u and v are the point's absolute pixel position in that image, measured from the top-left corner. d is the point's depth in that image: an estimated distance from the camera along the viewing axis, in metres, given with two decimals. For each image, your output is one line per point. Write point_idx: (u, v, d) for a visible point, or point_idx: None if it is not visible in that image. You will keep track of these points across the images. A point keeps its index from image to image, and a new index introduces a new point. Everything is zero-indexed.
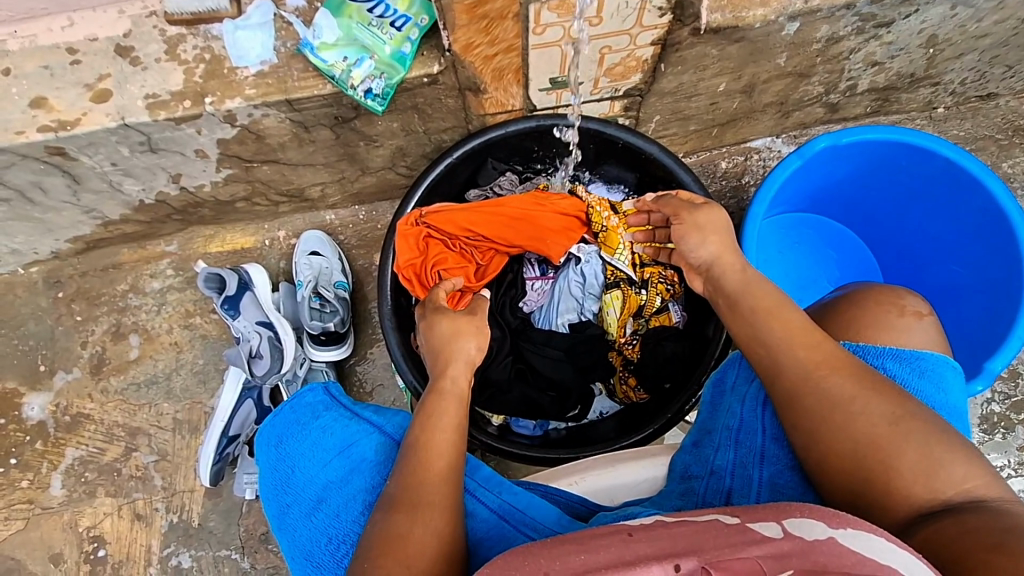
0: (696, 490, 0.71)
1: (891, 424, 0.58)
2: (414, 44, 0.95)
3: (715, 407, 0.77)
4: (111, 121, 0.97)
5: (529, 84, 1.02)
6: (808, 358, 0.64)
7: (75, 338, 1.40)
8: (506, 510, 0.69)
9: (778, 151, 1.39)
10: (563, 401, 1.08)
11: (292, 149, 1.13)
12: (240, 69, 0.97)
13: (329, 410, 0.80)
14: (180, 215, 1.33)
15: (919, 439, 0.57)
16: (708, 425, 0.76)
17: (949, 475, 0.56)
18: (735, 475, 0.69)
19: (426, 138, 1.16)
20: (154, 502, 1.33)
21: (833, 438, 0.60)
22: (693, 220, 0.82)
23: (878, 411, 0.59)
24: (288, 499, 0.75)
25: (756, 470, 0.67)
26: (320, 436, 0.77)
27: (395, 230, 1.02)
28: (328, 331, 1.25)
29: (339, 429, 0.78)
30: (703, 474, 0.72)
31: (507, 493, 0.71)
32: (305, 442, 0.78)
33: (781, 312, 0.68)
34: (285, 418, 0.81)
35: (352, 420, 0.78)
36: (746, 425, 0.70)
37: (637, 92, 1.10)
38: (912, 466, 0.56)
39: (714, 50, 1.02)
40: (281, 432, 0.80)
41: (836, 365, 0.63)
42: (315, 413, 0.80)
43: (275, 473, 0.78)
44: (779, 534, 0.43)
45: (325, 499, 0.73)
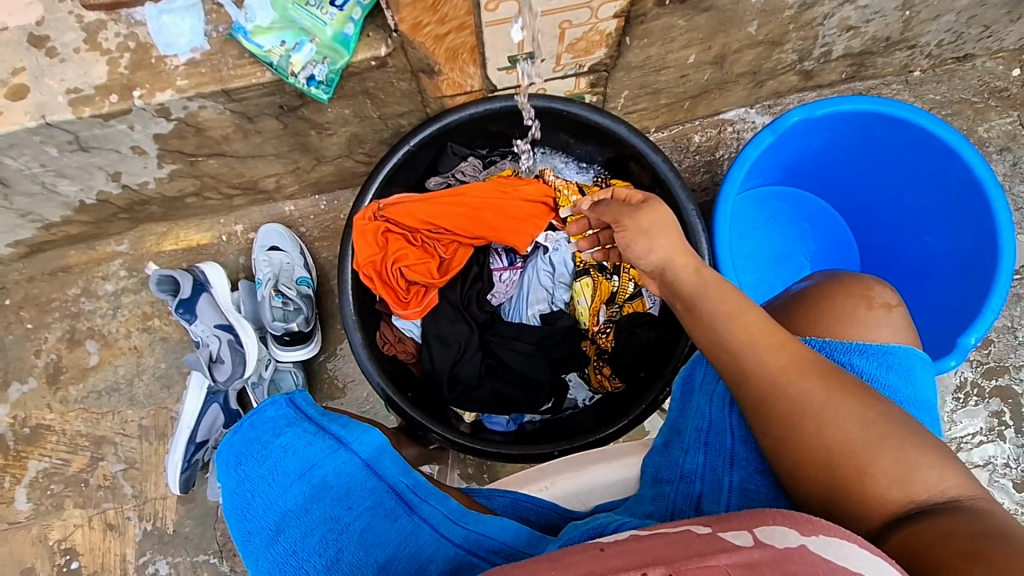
0: (667, 494, 0.69)
1: (864, 428, 0.57)
2: (357, 25, 0.87)
3: (684, 406, 0.74)
4: (31, 121, 0.89)
5: (486, 63, 0.96)
6: (775, 361, 0.62)
7: (28, 346, 1.34)
8: (473, 541, 0.66)
9: (753, 122, 1.34)
10: (535, 395, 1.04)
11: (238, 141, 1.05)
12: (170, 58, 0.89)
13: (291, 426, 0.76)
14: (127, 213, 1.26)
15: (893, 444, 0.57)
16: (677, 423, 0.73)
17: (925, 477, 0.55)
18: (705, 480, 0.67)
19: (382, 124, 1.09)
20: (126, 511, 1.30)
21: (805, 447, 0.59)
22: (637, 223, 0.78)
23: (849, 416, 0.58)
24: (249, 526, 0.72)
25: (726, 475, 0.66)
26: (281, 456, 0.74)
27: (351, 226, 0.97)
28: (292, 331, 1.20)
29: (301, 448, 0.74)
30: (673, 478, 0.69)
31: (473, 522, 0.67)
32: (264, 463, 0.74)
33: (744, 312, 0.65)
34: (245, 435, 0.77)
35: (316, 435, 0.75)
36: (715, 426, 0.69)
37: (603, 68, 1.04)
38: (887, 472, 0.56)
39: (681, 21, 0.96)
40: (240, 451, 0.77)
41: (803, 369, 0.61)
42: (276, 429, 0.76)
43: (236, 496, 0.74)
44: (750, 542, 0.41)
45: (285, 528, 0.70)
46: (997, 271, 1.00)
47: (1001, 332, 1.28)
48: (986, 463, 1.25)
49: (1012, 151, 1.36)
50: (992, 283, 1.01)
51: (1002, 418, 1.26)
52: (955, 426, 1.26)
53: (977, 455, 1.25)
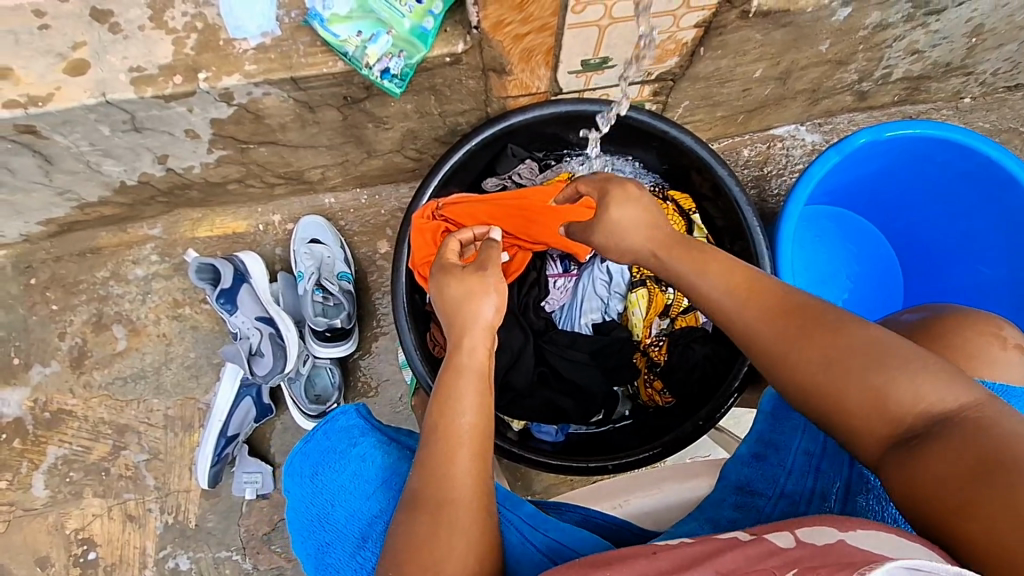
0: (761, 508, 0.69)
1: (827, 367, 0.57)
2: (436, 20, 0.84)
3: (779, 421, 0.73)
4: (90, 98, 0.86)
5: (559, 66, 0.94)
6: (747, 314, 0.64)
7: (51, 328, 1.30)
8: (553, 549, 0.64)
9: (802, 139, 1.33)
10: (587, 408, 1.03)
11: (294, 131, 1.02)
12: (239, 42, 0.86)
13: (366, 437, 0.72)
14: (165, 197, 1.22)
15: (857, 374, 0.55)
16: (771, 438, 0.73)
17: (898, 400, 0.53)
18: (812, 504, 0.67)
19: (440, 121, 1.07)
20: (148, 502, 1.26)
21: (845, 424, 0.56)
22: None
23: (814, 357, 0.58)
24: (329, 536, 0.68)
25: (837, 504, 0.66)
26: (361, 467, 0.69)
27: (410, 224, 0.96)
28: (335, 328, 1.17)
29: (382, 459, 0.70)
30: (769, 493, 0.70)
31: (553, 529, 0.65)
32: (341, 475, 0.69)
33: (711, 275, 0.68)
34: (319, 444, 0.72)
35: (394, 446, 0.72)
36: (829, 454, 0.67)
37: (671, 77, 1.03)
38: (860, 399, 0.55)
39: (758, 35, 0.94)
40: (315, 460, 0.71)
41: (775, 316, 0.62)
42: (352, 440, 0.72)
43: (309, 507, 0.69)
44: (791, 544, 0.44)
45: (372, 536, 0.66)
46: None
47: None
48: None
49: None
50: None
51: None
52: None
53: None
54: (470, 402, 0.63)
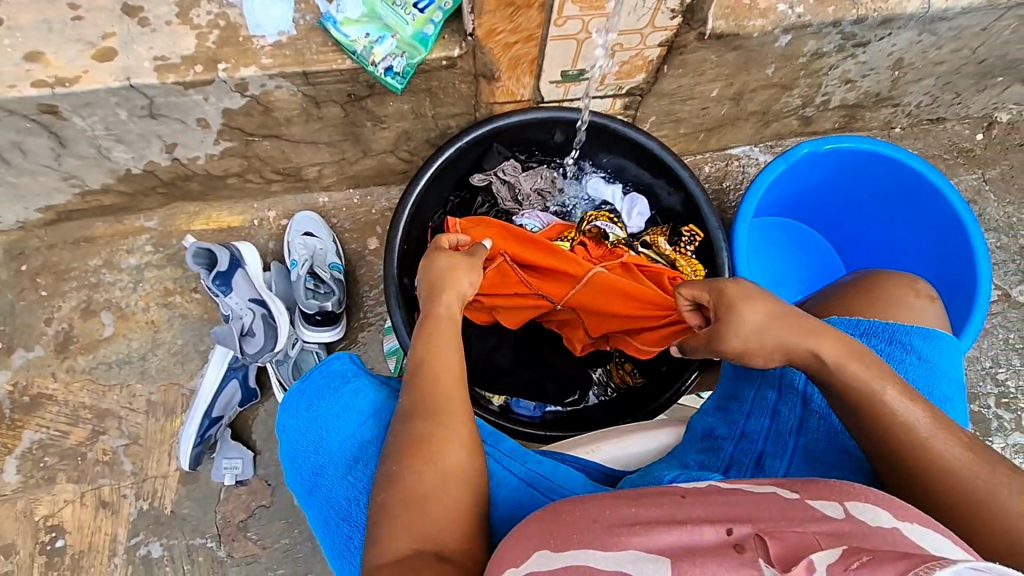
0: (725, 448, 0.75)
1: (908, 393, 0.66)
2: (437, 27, 0.96)
3: (739, 377, 0.81)
4: (115, 82, 0.94)
5: (541, 75, 1.07)
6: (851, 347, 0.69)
7: (39, 313, 1.32)
8: (534, 479, 0.73)
9: (756, 158, 1.49)
10: (564, 386, 1.12)
11: (298, 125, 1.12)
12: (257, 39, 0.96)
13: (359, 377, 0.79)
14: (165, 188, 1.29)
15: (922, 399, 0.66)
16: (731, 392, 0.81)
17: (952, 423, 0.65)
18: (769, 440, 0.74)
19: (433, 123, 1.18)
20: (123, 489, 1.27)
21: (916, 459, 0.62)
22: None
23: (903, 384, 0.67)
24: (321, 460, 0.75)
25: (792, 438, 0.73)
26: (353, 400, 0.77)
27: (405, 210, 1.07)
28: (324, 311, 1.22)
29: (373, 395, 0.77)
30: (732, 436, 0.76)
31: (531, 461, 0.75)
32: (334, 407, 0.77)
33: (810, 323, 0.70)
34: (314, 383, 0.79)
35: (383, 386, 0.79)
36: (783, 395, 0.75)
37: (639, 92, 1.17)
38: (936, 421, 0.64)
39: (713, 56, 1.09)
40: (310, 395, 0.78)
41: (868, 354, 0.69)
42: (345, 378, 0.79)
43: (303, 435, 0.76)
44: (839, 514, 0.49)
45: (362, 459, 0.74)
46: (976, 296, 1.14)
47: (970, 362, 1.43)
48: None
49: (977, 203, 1.54)
50: (971, 307, 1.14)
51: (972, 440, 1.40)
52: None
53: None
54: (450, 347, 0.78)
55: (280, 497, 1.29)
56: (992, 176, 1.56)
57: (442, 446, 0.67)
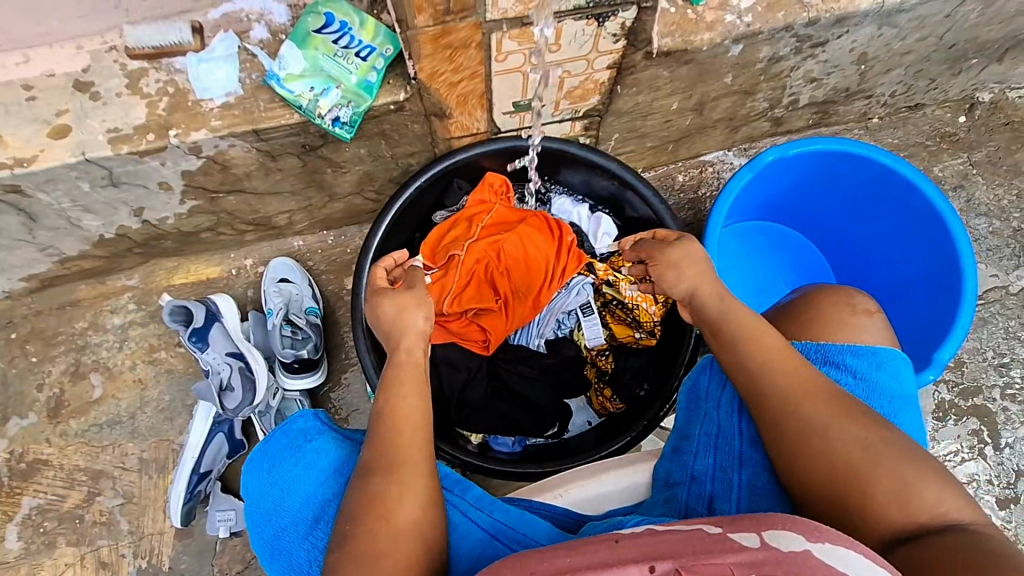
0: (679, 496, 0.74)
1: (863, 450, 0.64)
2: (380, 73, 0.96)
3: (691, 413, 0.80)
4: (71, 157, 0.96)
5: (493, 108, 1.06)
6: (787, 383, 0.70)
7: (30, 380, 1.35)
8: (498, 529, 0.71)
9: (730, 163, 1.48)
10: (541, 419, 1.09)
11: (259, 178, 1.13)
12: (205, 102, 0.97)
13: (322, 433, 0.79)
14: (141, 248, 1.31)
15: (889, 462, 0.63)
16: (683, 429, 0.79)
17: (920, 498, 0.62)
18: (717, 480, 0.73)
19: (393, 163, 1.18)
20: (121, 548, 1.27)
21: (812, 463, 0.65)
22: None
23: (851, 438, 0.65)
24: (283, 523, 0.73)
25: (737, 475, 0.72)
26: (314, 458, 0.76)
27: (369, 254, 1.07)
28: (301, 358, 1.22)
29: (335, 451, 0.77)
30: (685, 480, 0.75)
31: (499, 511, 0.73)
32: (294, 468, 0.76)
33: (762, 336, 0.74)
34: (277, 443, 0.78)
35: (347, 441, 0.79)
36: (725, 430, 0.75)
37: (597, 113, 1.16)
38: (885, 491, 0.62)
39: (665, 72, 1.08)
40: (273, 457, 0.77)
41: (814, 392, 0.69)
42: (308, 436, 0.78)
43: (265, 497, 0.75)
44: (757, 544, 0.46)
45: (323, 517, 0.72)
46: (960, 292, 1.10)
47: (972, 353, 1.39)
48: (969, 480, 1.33)
49: (965, 188, 1.50)
50: (956, 303, 1.10)
51: (979, 435, 1.35)
52: (939, 444, 1.35)
53: (961, 473, 1.33)
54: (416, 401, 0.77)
55: None
56: (978, 159, 1.51)
57: (389, 510, 0.66)
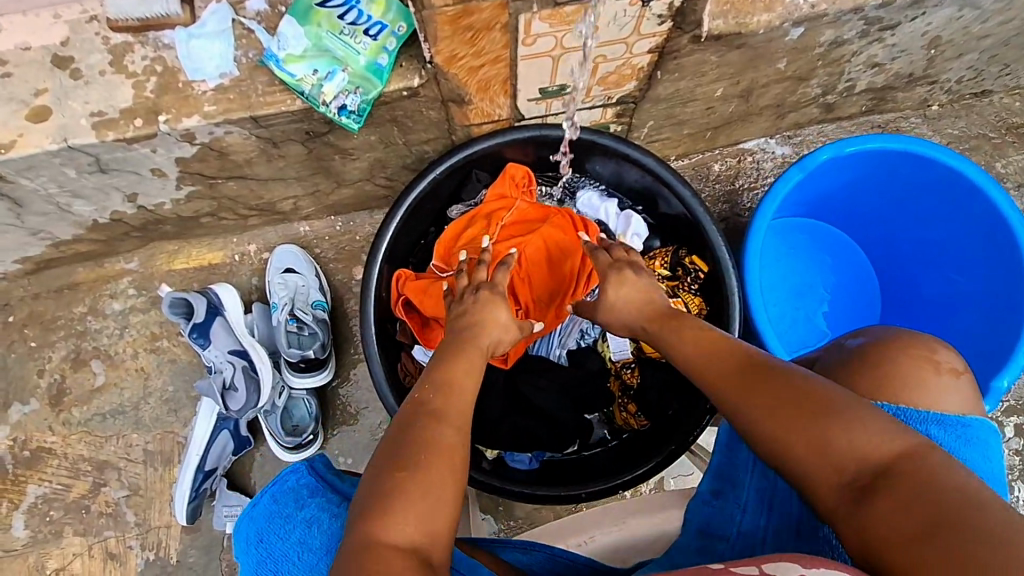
0: (719, 550, 0.70)
1: (769, 419, 0.60)
2: (391, 56, 0.85)
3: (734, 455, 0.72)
4: (52, 144, 0.87)
5: (517, 94, 0.95)
6: (709, 374, 0.69)
7: (31, 366, 1.31)
8: None
9: (772, 151, 1.35)
10: (560, 436, 1.03)
11: (261, 165, 1.03)
12: (198, 83, 0.87)
13: (313, 498, 0.71)
14: (139, 232, 1.24)
15: (800, 425, 0.58)
16: (728, 473, 0.72)
17: (837, 447, 0.55)
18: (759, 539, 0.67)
19: (406, 150, 1.08)
20: (128, 539, 1.26)
21: (751, 442, 0.63)
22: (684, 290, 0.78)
23: (759, 407, 0.62)
24: None
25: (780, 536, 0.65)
26: (304, 534, 0.68)
27: (380, 252, 0.98)
28: (308, 358, 1.17)
29: (329, 523, 0.69)
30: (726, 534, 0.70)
31: None
32: (283, 543, 0.68)
33: (687, 331, 0.77)
34: (265, 510, 0.72)
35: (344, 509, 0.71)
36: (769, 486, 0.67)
37: (632, 99, 1.04)
38: (805, 444, 0.57)
39: (713, 57, 0.95)
40: (261, 528, 0.71)
41: (724, 372, 0.68)
42: (298, 503, 0.71)
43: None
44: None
45: None
46: None
47: None
48: None
49: None
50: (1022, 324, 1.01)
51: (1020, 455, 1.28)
52: None
53: None
54: (450, 426, 0.68)
55: None
56: None
57: None
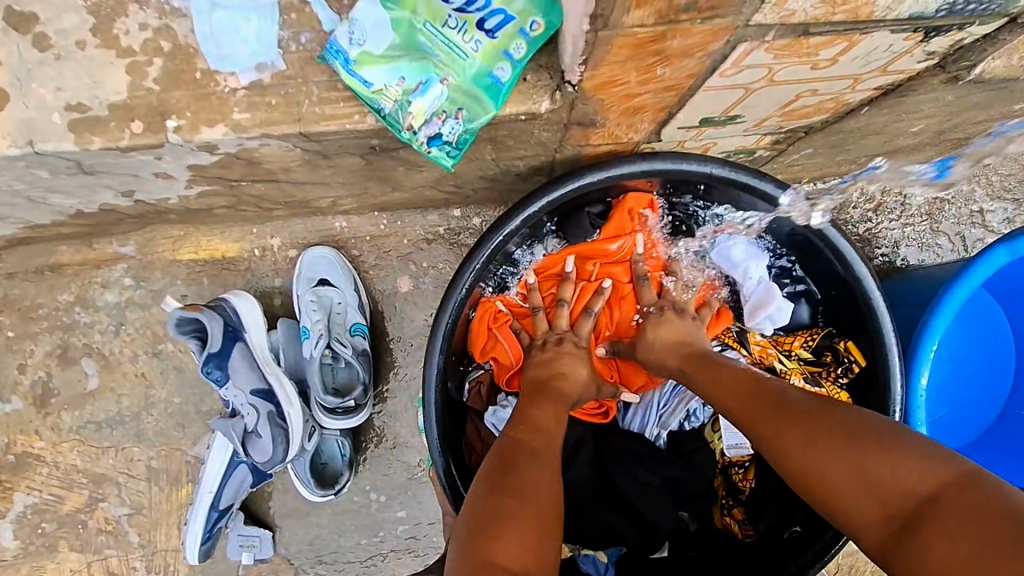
0: None
1: (839, 466, 0.56)
2: (516, 67, 0.57)
3: None
4: (11, 147, 0.60)
5: (669, 121, 0.68)
6: (761, 429, 0.64)
7: (9, 359, 1.10)
8: None
9: (926, 183, 1.09)
10: (649, 538, 0.86)
11: (301, 172, 0.77)
12: (224, 76, 0.60)
13: None
14: (136, 219, 0.98)
15: (866, 464, 0.55)
16: None
17: (892, 476, 0.54)
18: None
19: (492, 164, 0.81)
20: (132, 560, 1.13)
21: (824, 496, 0.58)
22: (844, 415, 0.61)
23: (826, 457, 0.57)
24: None
25: None
26: None
27: (454, 301, 0.79)
28: (347, 404, 0.97)
29: None
30: None
31: None
32: None
33: (725, 386, 0.70)
34: None
35: None
36: None
37: (806, 129, 0.77)
38: (869, 485, 0.55)
39: (949, 96, 0.68)
40: None
41: (776, 418, 0.63)
42: None
43: None
44: None
45: None
46: None
47: None
48: None
49: None
50: None
51: None
52: None
53: None
54: (541, 462, 0.65)
55: None
56: None
57: None
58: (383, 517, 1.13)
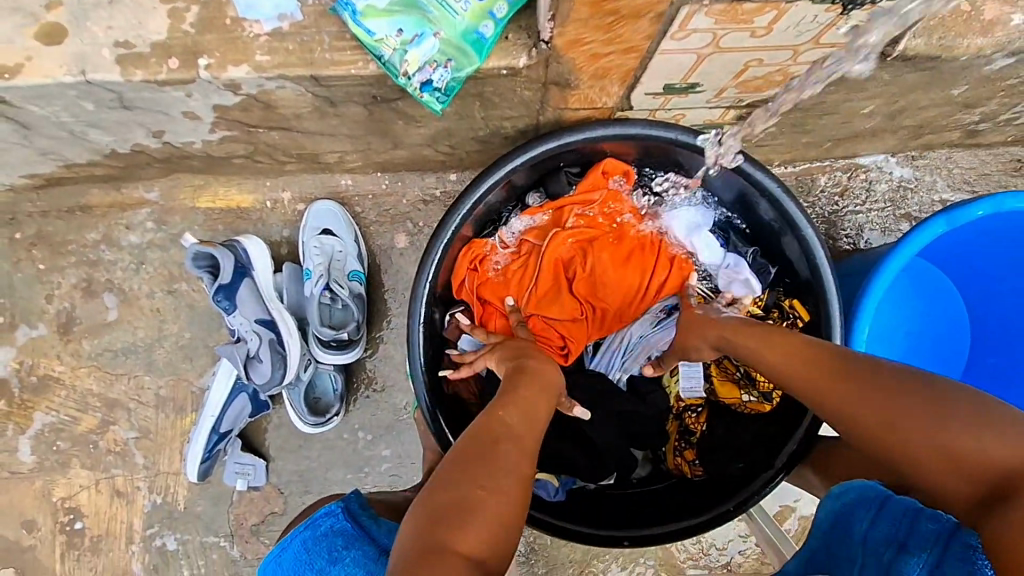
0: None
1: (925, 441, 0.56)
2: (498, 25, 0.67)
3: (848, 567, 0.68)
4: (65, 75, 0.70)
5: (635, 86, 0.77)
6: (837, 404, 0.63)
7: (39, 290, 1.20)
8: None
9: (890, 172, 1.17)
10: (600, 468, 0.95)
11: (310, 120, 0.87)
12: (250, 24, 0.70)
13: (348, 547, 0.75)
14: (161, 164, 1.09)
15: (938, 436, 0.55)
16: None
17: (980, 451, 0.54)
18: None
19: (482, 124, 0.90)
20: (136, 480, 1.23)
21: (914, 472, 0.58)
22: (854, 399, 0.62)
23: (912, 427, 0.57)
24: None
25: None
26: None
27: (441, 242, 0.88)
28: (340, 338, 1.07)
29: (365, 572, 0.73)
30: None
31: None
32: None
33: (788, 358, 0.70)
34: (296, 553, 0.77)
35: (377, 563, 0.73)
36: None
37: (764, 104, 0.85)
38: (954, 456, 0.55)
39: (886, 76, 0.77)
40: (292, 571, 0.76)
41: (851, 388, 0.62)
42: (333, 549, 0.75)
43: None
44: None
45: None
46: None
47: None
48: None
49: None
50: None
51: None
52: None
53: None
54: (516, 450, 0.64)
55: (293, 507, 1.23)
56: None
57: None
58: (369, 454, 1.22)
